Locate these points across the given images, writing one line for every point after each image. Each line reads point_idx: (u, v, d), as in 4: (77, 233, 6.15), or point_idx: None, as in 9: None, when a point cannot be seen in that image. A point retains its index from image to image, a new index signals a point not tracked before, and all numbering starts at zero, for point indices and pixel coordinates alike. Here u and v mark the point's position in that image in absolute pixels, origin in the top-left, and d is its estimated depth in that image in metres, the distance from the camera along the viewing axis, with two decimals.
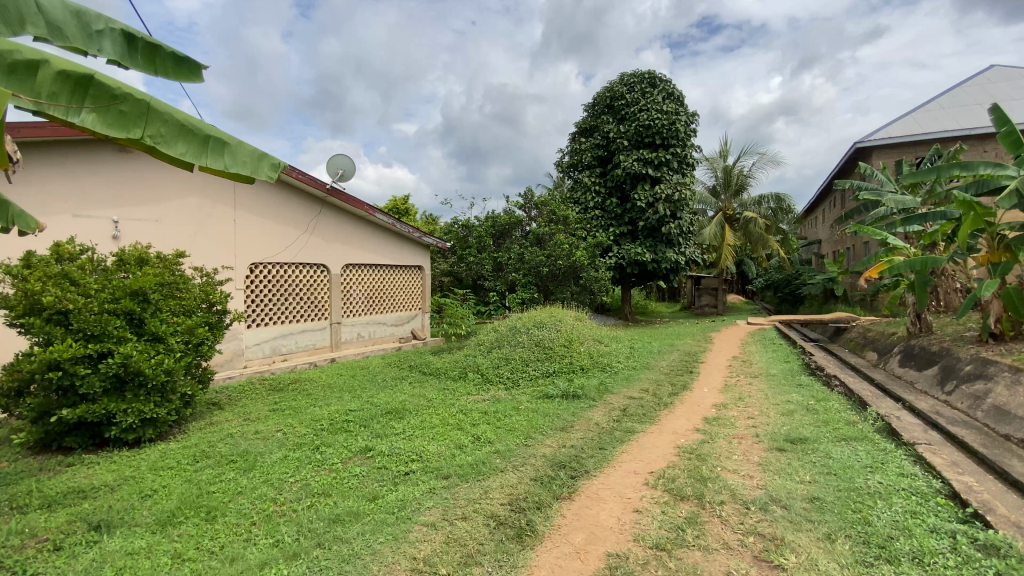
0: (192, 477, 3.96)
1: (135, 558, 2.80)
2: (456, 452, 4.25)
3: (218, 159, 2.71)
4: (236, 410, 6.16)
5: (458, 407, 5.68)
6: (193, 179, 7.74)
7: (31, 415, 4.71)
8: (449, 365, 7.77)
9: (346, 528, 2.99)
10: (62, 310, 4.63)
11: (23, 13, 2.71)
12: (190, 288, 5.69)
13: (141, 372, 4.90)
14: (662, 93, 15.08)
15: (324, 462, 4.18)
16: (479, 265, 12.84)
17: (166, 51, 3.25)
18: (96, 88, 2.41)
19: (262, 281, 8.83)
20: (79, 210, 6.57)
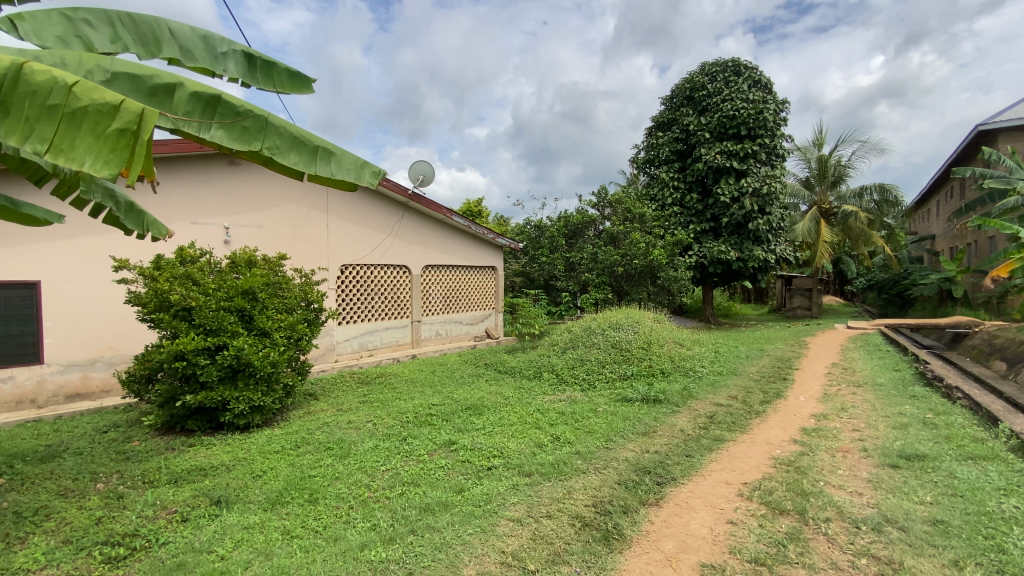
0: (295, 461, 4.31)
1: (250, 532, 3.09)
2: (536, 450, 4.27)
3: (326, 167, 2.92)
4: (330, 401, 6.60)
5: (535, 407, 5.70)
6: (292, 187, 8.40)
7: (160, 400, 5.34)
8: (524, 365, 7.81)
9: (435, 517, 3.10)
10: (186, 307, 5.23)
11: (159, 39, 3.17)
12: (291, 287, 6.18)
13: (251, 364, 5.40)
14: (748, 81, 14.22)
15: (410, 453, 4.37)
16: (552, 265, 12.83)
17: (280, 68, 3.52)
18: (223, 107, 2.67)
19: (352, 281, 9.40)
20: (197, 217, 7.36)
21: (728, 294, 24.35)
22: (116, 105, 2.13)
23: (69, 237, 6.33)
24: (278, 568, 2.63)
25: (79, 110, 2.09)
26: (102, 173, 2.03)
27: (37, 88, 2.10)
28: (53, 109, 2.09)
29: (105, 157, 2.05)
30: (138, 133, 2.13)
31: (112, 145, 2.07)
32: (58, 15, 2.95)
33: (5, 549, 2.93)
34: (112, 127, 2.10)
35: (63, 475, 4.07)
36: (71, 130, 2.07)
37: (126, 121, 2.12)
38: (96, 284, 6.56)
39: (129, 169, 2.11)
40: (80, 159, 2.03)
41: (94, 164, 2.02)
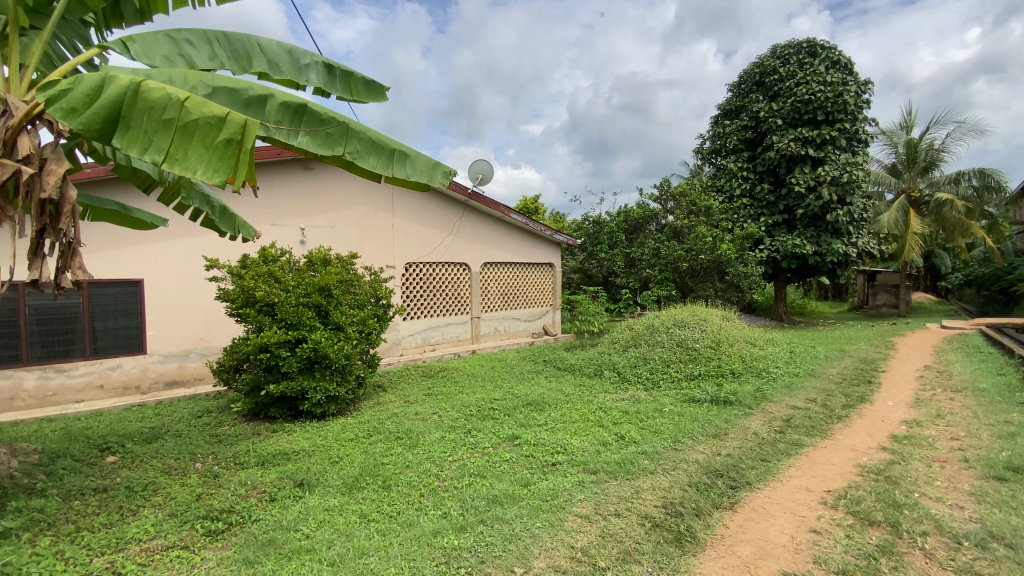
0: (368, 449, 4.52)
1: (330, 514, 3.29)
2: (601, 448, 4.23)
3: (402, 169, 3.07)
4: (397, 392, 6.88)
5: (598, 405, 5.64)
6: (360, 189, 8.79)
7: (247, 388, 5.78)
8: (585, 362, 7.75)
9: (504, 509, 3.16)
10: (270, 303, 5.62)
11: (250, 54, 3.43)
12: (362, 284, 6.48)
13: (328, 356, 5.73)
14: (825, 62, 13.28)
15: (476, 446, 4.46)
16: (611, 262, 12.63)
17: (356, 76, 3.72)
18: (309, 115, 2.84)
19: (415, 278, 9.71)
20: (276, 219, 7.87)
21: (800, 291, 22.91)
22: (223, 117, 2.38)
23: (167, 238, 6.97)
24: (359, 550, 2.78)
25: (191, 123, 2.34)
26: (215, 181, 2.31)
27: (153, 103, 2.34)
28: (168, 122, 2.34)
29: (216, 166, 2.33)
30: (241, 142, 2.37)
31: (220, 155, 2.34)
32: (164, 37, 3.25)
33: (122, 519, 3.28)
34: (220, 138, 2.36)
35: (167, 454, 4.50)
36: (185, 142, 2.33)
37: (232, 132, 2.37)
38: (190, 281, 7.19)
39: (235, 175, 2.38)
40: (195, 168, 2.31)
41: (208, 173, 2.31)
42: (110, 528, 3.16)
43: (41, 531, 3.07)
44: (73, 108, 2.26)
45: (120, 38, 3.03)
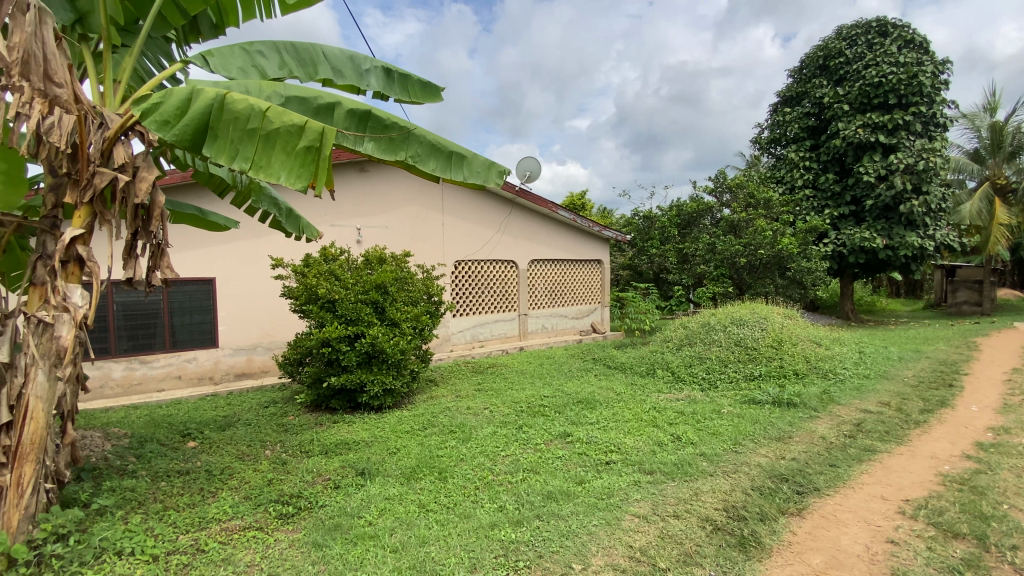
0: (424, 441, 4.64)
1: (390, 502, 3.42)
2: (656, 448, 4.15)
3: (459, 172, 3.14)
4: (448, 387, 7.02)
5: (651, 404, 5.53)
6: (412, 188, 9.00)
7: (310, 380, 6.07)
8: (636, 361, 7.61)
9: (559, 505, 3.17)
10: (331, 299, 5.89)
11: (315, 62, 3.61)
12: (415, 282, 6.65)
13: (384, 351, 5.93)
14: (897, 42, 12.40)
15: (528, 442, 4.49)
16: (663, 258, 12.34)
17: (413, 78, 3.86)
18: (373, 121, 3.01)
19: (465, 275, 9.86)
20: (334, 219, 8.20)
21: (868, 288, 21.50)
22: (302, 126, 2.54)
23: (237, 239, 7.42)
24: (420, 538, 2.88)
25: (273, 131, 2.51)
26: (297, 185, 2.46)
27: (237, 114, 2.51)
28: (252, 131, 2.51)
29: (298, 172, 2.48)
30: (320, 149, 2.52)
31: (301, 161, 2.49)
32: (239, 49, 3.44)
33: (203, 500, 3.53)
34: (300, 145, 2.52)
35: (240, 441, 4.81)
36: (268, 150, 2.49)
37: (311, 140, 2.53)
38: (257, 279, 7.62)
39: (315, 180, 2.53)
40: (279, 174, 2.48)
41: (290, 178, 2.47)
42: (193, 508, 3.41)
43: (132, 508, 3.36)
44: (166, 120, 2.45)
45: (202, 52, 3.24)
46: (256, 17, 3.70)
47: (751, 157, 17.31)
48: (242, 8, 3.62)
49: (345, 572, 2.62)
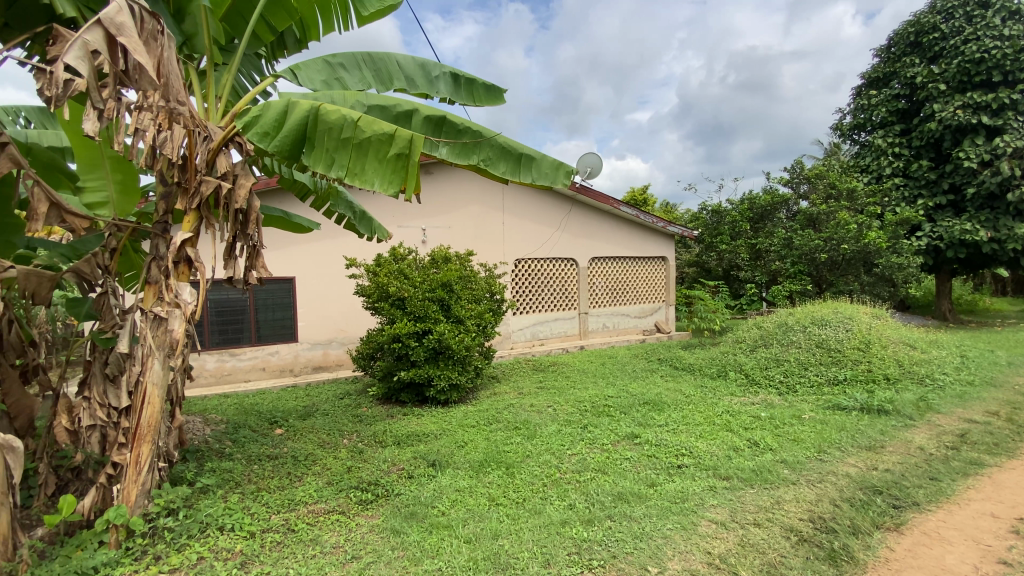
0: (490, 436, 4.72)
1: (461, 494, 3.52)
2: (731, 453, 3.99)
3: (529, 173, 3.18)
4: (511, 384, 7.10)
5: (724, 408, 5.31)
6: (474, 188, 9.16)
7: (380, 374, 6.34)
8: (706, 363, 7.33)
9: (631, 507, 3.12)
10: (400, 297, 6.14)
11: (390, 73, 3.78)
12: (478, 280, 6.76)
13: (450, 347, 6.10)
14: (1001, 13, 11.16)
15: (594, 441, 4.45)
16: (733, 254, 11.84)
17: (479, 82, 3.94)
18: (448, 126, 3.12)
19: (526, 274, 9.91)
20: (401, 221, 8.51)
21: (969, 286, 19.40)
22: (391, 134, 2.72)
23: (314, 240, 7.88)
24: (492, 531, 2.94)
25: (365, 141, 2.70)
26: (390, 191, 2.67)
27: (331, 125, 2.70)
28: (345, 141, 2.69)
29: (390, 178, 2.69)
30: (409, 155, 2.72)
31: (392, 168, 2.70)
32: (322, 63, 3.66)
33: (291, 483, 3.80)
34: (390, 152, 2.71)
35: (320, 430, 5.12)
36: (361, 158, 2.69)
37: (401, 147, 2.72)
38: (332, 277, 8.06)
39: (404, 185, 2.75)
40: (373, 181, 2.68)
41: (384, 184, 2.68)
42: (282, 490, 3.68)
43: (230, 488, 3.67)
44: (266, 133, 2.65)
45: (290, 67, 3.47)
46: (335, 29, 3.92)
47: (832, 145, 16.13)
48: (322, 22, 3.84)
49: (422, 559, 2.73)
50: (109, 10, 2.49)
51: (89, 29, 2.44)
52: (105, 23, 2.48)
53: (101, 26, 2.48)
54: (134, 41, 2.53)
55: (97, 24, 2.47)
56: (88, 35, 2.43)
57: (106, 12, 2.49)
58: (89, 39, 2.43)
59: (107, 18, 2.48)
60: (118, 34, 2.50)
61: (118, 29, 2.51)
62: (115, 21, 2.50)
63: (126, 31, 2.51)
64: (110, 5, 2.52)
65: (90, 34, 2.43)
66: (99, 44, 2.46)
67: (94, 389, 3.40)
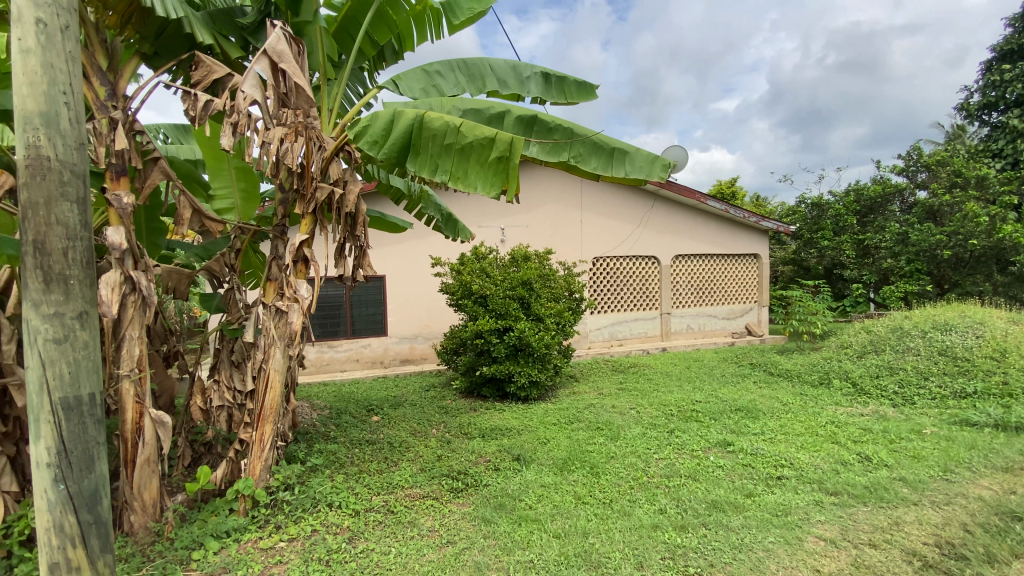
0: (572, 435, 4.74)
1: (546, 490, 3.57)
2: (839, 468, 3.69)
3: (621, 168, 3.17)
4: (591, 384, 7.05)
5: (828, 418, 4.91)
6: (553, 187, 9.18)
7: (464, 368, 6.57)
8: (805, 369, 6.83)
9: (727, 516, 3.00)
10: (483, 295, 6.34)
11: (483, 75, 3.94)
12: (558, 278, 6.77)
13: (531, 344, 6.18)
14: None
15: (682, 446, 4.31)
16: (837, 251, 10.94)
17: (569, 79, 4.01)
18: (539, 125, 3.17)
19: (605, 272, 9.79)
20: (482, 221, 8.74)
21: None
22: (492, 137, 2.83)
23: (403, 240, 8.30)
24: (582, 529, 2.96)
25: (467, 145, 2.82)
26: (492, 194, 2.81)
27: (435, 132, 2.85)
28: (448, 146, 2.84)
29: (492, 181, 2.82)
30: (510, 158, 2.81)
31: (494, 171, 2.82)
32: (421, 71, 3.87)
33: (389, 468, 4.07)
34: (492, 156, 2.82)
35: (411, 420, 5.41)
36: (464, 163, 2.83)
37: (501, 150, 2.82)
38: (419, 275, 8.45)
39: (506, 186, 2.86)
40: (476, 184, 2.82)
41: (486, 188, 2.81)
42: (381, 473, 3.95)
43: (336, 468, 4.00)
44: (375, 142, 2.85)
45: (392, 77, 3.70)
46: (428, 39, 4.12)
47: (957, 127, 14.27)
48: (416, 33, 4.05)
49: (514, 549, 2.81)
50: (272, 41, 2.87)
51: (259, 59, 2.83)
52: (270, 52, 2.88)
53: (266, 55, 2.88)
54: (292, 65, 2.95)
55: (264, 55, 2.86)
56: (259, 65, 2.84)
57: (269, 43, 2.88)
58: (260, 67, 2.85)
59: (271, 49, 2.87)
60: (280, 61, 2.90)
61: (279, 57, 2.90)
62: (277, 50, 2.89)
63: (286, 58, 2.92)
64: (270, 36, 2.90)
65: (261, 64, 2.84)
66: (267, 72, 2.88)
67: (221, 373, 3.85)
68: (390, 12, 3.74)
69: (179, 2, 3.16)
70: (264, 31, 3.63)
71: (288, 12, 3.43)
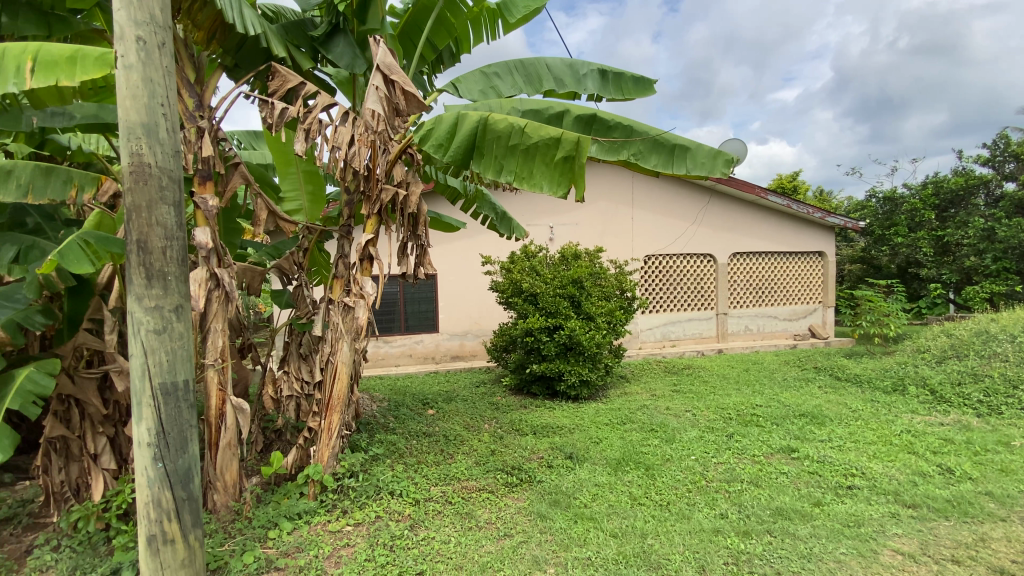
0: (625, 436, 4.69)
1: (601, 489, 3.56)
2: (917, 479, 3.47)
3: (683, 164, 3.10)
4: (643, 385, 6.93)
5: (903, 426, 4.62)
6: (604, 184, 9.08)
7: (514, 366, 6.64)
8: (877, 374, 6.43)
9: (794, 525, 2.90)
10: (533, 293, 6.39)
11: (540, 74, 3.98)
12: (609, 277, 6.70)
13: (581, 344, 6.16)
14: None
15: (743, 451, 4.18)
16: (912, 248, 10.21)
17: (627, 75, 4.01)
18: (598, 123, 3.18)
19: (657, 271, 9.59)
20: (531, 219, 8.77)
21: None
22: (558, 137, 2.85)
23: (454, 239, 8.47)
24: (639, 529, 2.94)
25: (532, 146, 2.87)
26: (558, 192, 2.83)
27: (499, 133, 2.91)
28: (513, 147, 2.89)
29: (558, 180, 2.85)
30: (576, 157, 2.83)
31: (560, 170, 2.85)
32: (480, 73, 3.95)
33: (445, 460, 4.18)
34: (558, 156, 2.85)
35: (464, 414, 5.52)
36: (529, 163, 2.87)
37: (568, 150, 2.84)
38: (469, 273, 8.59)
39: (572, 185, 2.87)
40: (541, 184, 2.86)
41: (552, 187, 2.85)
42: (438, 465, 4.07)
43: (396, 458, 4.15)
44: (441, 145, 2.96)
45: (452, 81, 3.80)
46: (484, 40, 4.19)
47: None
48: (472, 35, 4.14)
49: (572, 546, 2.83)
50: (382, 56, 3.15)
51: (373, 75, 3.13)
52: (382, 67, 3.15)
53: (379, 70, 3.15)
54: (402, 75, 3.17)
55: (377, 70, 3.15)
56: (375, 80, 3.14)
57: (379, 58, 3.15)
58: (375, 82, 3.14)
59: (382, 63, 3.15)
60: (390, 73, 3.15)
61: (390, 69, 3.16)
62: (388, 63, 3.16)
63: (395, 69, 3.16)
64: (380, 53, 3.18)
65: (375, 78, 3.12)
66: (381, 85, 3.15)
67: (291, 365, 4.08)
68: (448, 16, 3.83)
69: (256, 18, 3.33)
70: (332, 40, 3.70)
71: (356, 21, 3.72)
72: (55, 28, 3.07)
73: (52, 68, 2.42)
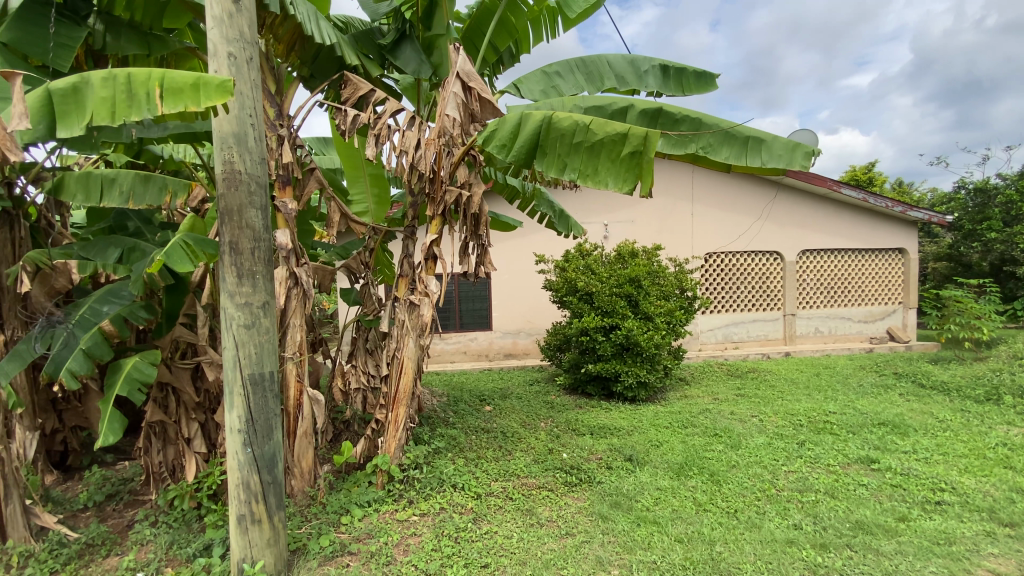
0: (687, 440, 4.58)
1: (663, 493, 3.50)
2: (1016, 496, 3.18)
3: (757, 157, 2.99)
4: (703, 388, 6.73)
5: (999, 439, 4.23)
6: (661, 181, 8.88)
7: (569, 366, 6.62)
8: (967, 383, 5.91)
9: (876, 540, 2.73)
10: (588, 292, 6.34)
11: (600, 71, 3.95)
12: (668, 276, 6.53)
13: (639, 344, 6.06)
14: None
15: (815, 460, 3.98)
16: (1008, 244, 9.28)
17: (690, 70, 3.88)
18: (663, 117, 3.12)
19: (718, 269, 9.27)
20: (586, 218, 8.71)
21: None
22: (624, 133, 2.83)
23: (509, 238, 8.55)
24: (706, 536, 2.87)
25: (598, 143, 2.86)
26: (624, 189, 2.81)
27: (564, 131, 2.92)
28: (577, 145, 2.90)
29: (625, 176, 2.82)
30: (643, 152, 2.79)
31: (627, 167, 2.82)
32: (540, 73, 3.98)
33: (504, 455, 4.25)
34: (624, 151, 2.82)
35: (520, 411, 5.58)
36: (594, 160, 2.87)
37: (635, 145, 2.81)
38: (524, 272, 8.64)
39: (640, 180, 2.84)
40: (607, 181, 2.85)
41: (619, 184, 2.83)
42: (498, 460, 4.14)
43: (456, 452, 4.27)
44: (504, 144, 3.01)
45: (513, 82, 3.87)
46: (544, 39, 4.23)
47: None
48: (533, 34, 4.18)
49: (636, 548, 2.81)
50: (461, 63, 3.16)
51: (452, 82, 3.15)
52: (460, 74, 3.17)
53: (458, 77, 3.17)
54: (480, 81, 3.20)
55: (456, 77, 3.16)
56: (453, 87, 3.16)
57: (458, 65, 3.16)
58: (454, 89, 3.16)
59: (462, 70, 3.15)
60: (469, 80, 3.17)
61: (468, 76, 3.18)
62: (467, 70, 3.17)
63: (474, 76, 3.18)
64: (457, 59, 3.19)
65: (455, 86, 3.15)
66: (460, 93, 3.17)
67: (358, 359, 4.29)
68: (510, 17, 3.86)
69: (332, 30, 3.53)
70: (399, 48, 3.84)
71: (422, 27, 3.82)
72: (154, 46, 3.28)
73: (179, 95, 2.23)
